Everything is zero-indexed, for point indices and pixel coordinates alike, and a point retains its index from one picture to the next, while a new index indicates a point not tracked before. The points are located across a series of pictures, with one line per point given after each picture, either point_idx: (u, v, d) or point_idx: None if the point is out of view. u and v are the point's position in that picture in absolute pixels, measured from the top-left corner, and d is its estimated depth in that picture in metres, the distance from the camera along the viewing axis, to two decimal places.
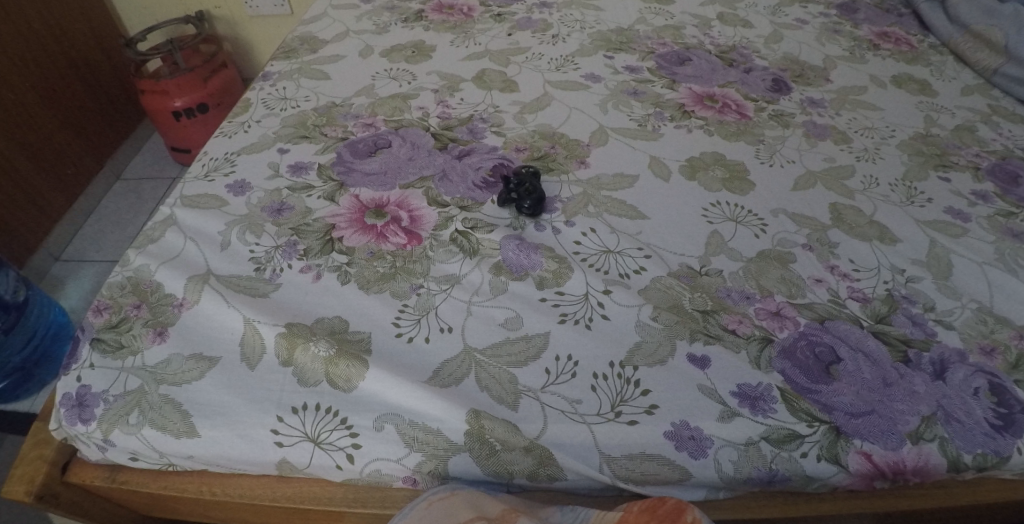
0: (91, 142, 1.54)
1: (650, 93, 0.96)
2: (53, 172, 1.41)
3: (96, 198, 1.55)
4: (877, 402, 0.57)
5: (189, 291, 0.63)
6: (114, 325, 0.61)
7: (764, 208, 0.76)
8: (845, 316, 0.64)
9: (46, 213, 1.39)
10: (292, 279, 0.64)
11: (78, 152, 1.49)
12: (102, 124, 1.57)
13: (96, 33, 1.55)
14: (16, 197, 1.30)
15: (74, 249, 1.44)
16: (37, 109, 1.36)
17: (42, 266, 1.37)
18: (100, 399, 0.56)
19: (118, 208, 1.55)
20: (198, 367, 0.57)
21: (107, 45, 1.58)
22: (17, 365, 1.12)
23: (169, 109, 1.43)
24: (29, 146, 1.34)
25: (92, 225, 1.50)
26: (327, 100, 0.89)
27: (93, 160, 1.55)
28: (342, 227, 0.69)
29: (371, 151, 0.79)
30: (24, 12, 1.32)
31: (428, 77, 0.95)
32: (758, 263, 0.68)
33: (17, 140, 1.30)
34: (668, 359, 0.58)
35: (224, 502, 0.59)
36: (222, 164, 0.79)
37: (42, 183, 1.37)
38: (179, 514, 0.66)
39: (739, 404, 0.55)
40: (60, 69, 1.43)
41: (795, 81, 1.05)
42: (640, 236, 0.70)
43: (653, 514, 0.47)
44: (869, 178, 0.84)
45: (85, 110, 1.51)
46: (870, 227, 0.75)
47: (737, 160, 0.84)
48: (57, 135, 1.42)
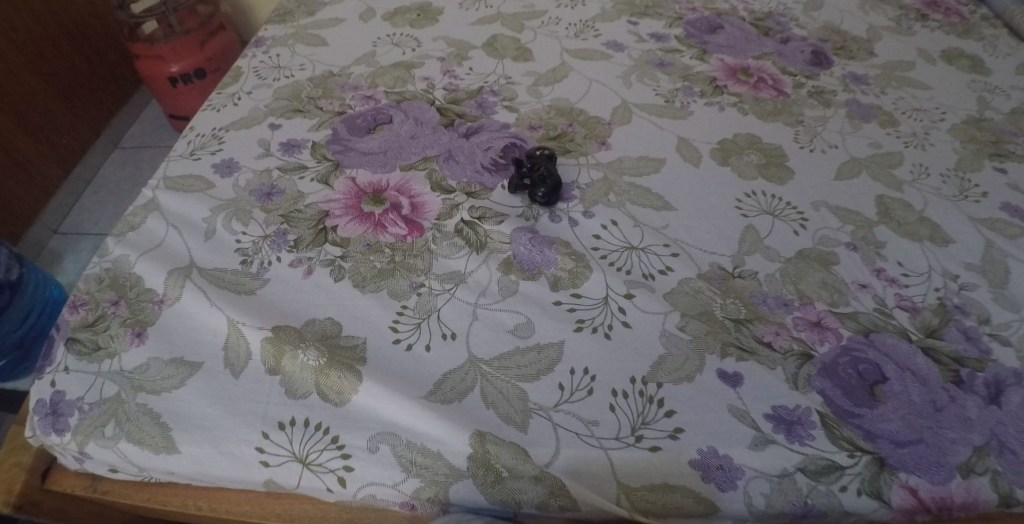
0: (86, 109, 1.45)
1: (678, 65, 0.87)
2: (46, 140, 1.33)
3: (94, 167, 1.48)
4: (925, 429, 0.52)
5: (169, 287, 0.57)
6: (91, 324, 0.56)
7: (803, 201, 0.69)
8: (892, 328, 0.58)
9: (40, 184, 1.33)
10: (281, 274, 0.58)
11: (73, 120, 1.41)
12: (99, 89, 1.48)
13: None
14: (7, 167, 1.24)
15: (72, 221, 1.39)
16: (27, 75, 1.27)
17: (39, 238, 1.32)
18: (74, 407, 0.52)
19: (117, 178, 1.48)
20: (178, 374, 0.52)
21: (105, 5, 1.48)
22: (15, 342, 1.06)
23: (165, 75, 1.34)
24: (20, 114, 1.26)
25: (89, 197, 1.44)
26: (324, 68, 0.81)
27: (89, 127, 1.47)
28: (336, 215, 0.63)
29: (371, 128, 0.72)
30: None
31: (435, 43, 0.86)
32: (796, 265, 0.62)
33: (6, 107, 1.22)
34: (696, 376, 0.52)
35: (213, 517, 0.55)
36: (209, 141, 0.72)
37: (35, 152, 1.31)
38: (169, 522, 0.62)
39: (774, 429, 0.50)
40: (49, 30, 1.32)
41: (836, 54, 0.95)
42: (666, 230, 0.64)
43: None
44: (918, 168, 0.76)
45: (82, 76, 1.42)
46: (920, 225, 0.68)
47: (774, 144, 0.76)
48: (49, 101, 1.33)
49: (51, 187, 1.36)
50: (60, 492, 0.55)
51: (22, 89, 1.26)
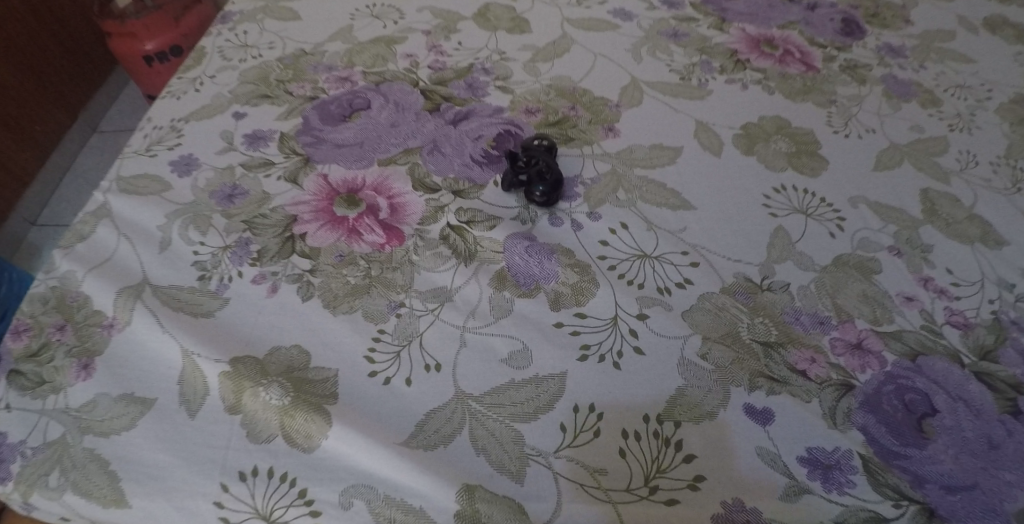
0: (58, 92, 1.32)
1: (694, 36, 0.78)
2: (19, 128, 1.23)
3: (71, 153, 1.37)
4: (981, 471, 0.45)
5: (119, 309, 0.50)
6: (34, 354, 0.49)
7: (838, 196, 0.60)
8: (941, 350, 0.51)
9: (15, 174, 1.23)
10: (242, 292, 0.51)
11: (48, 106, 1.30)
12: (73, 68, 1.35)
13: None
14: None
15: (51, 212, 1.30)
16: None
17: (16, 231, 1.24)
18: (15, 453, 0.45)
19: (97, 165, 1.38)
20: (129, 413, 0.46)
21: None
22: None
23: (138, 53, 1.18)
24: None
25: (69, 185, 1.34)
26: (295, 47, 0.72)
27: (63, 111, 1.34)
28: (305, 220, 0.55)
29: (346, 115, 0.63)
30: None
31: (420, 14, 0.77)
32: (833, 275, 0.54)
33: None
34: (718, 413, 0.45)
35: None
36: (167, 134, 0.64)
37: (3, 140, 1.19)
38: None
39: (809, 475, 0.43)
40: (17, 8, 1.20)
41: (869, 22, 0.85)
42: (685, 233, 0.55)
43: None
44: (964, 156, 0.68)
45: (53, 55, 1.29)
46: (969, 224, 0.60)
47: (803, 128, 0.67)
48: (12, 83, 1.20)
49: (26, 176, 1.26)
50: None
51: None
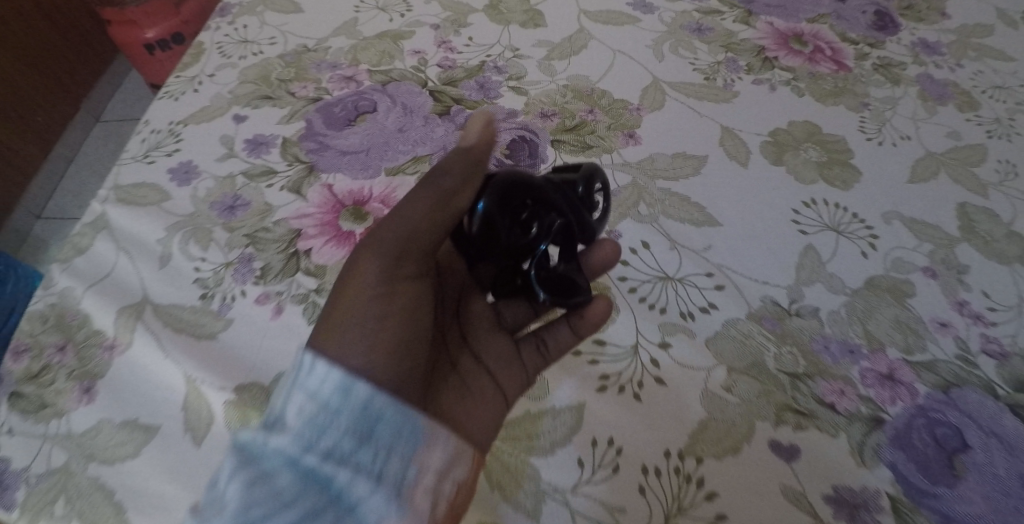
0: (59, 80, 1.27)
1: (719, 31, 0.74)
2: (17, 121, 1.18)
3: (74, 145, 1.33)
4: (1014, 512, 0.43)
5: (120, 329, 0.49)
6: (35, 376, 0.47)
7: (871, 212, 0.58)
8: (977, 380, 0.48)
9: (17, 166, 1.20)
10: (245, 313, 0.49)
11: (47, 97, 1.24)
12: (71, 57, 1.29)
13: None
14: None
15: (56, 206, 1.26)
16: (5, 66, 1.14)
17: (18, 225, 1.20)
18: (20, 480, 0.44)
19: (99, 154, 1.34)
20: (134, 441, 0.45)
21: None
22: None
23: (140, 42, 1.11)
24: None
25: (73, 178, 1.30)
26: (298, 41, 0.68)
27: (65, 102, 1.30)
28: (309, 235, 0.53)
29: (352, 118, 0.61)
30: None
31: (429, 5, 0.73)
32: (865, 298, 0.52)
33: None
34: (743, 448, 0.43)
35: None
36: (164, 138, 0.61)
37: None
38: None
39: (835, 515, 0.42)
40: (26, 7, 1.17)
41: (905, 15, 0.82)
42: (709, 252, 0.53)
43: None
44: (1006, 164, 0.64)
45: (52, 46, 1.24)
46: (1010, 242, 0.57)
47: (834, 135, 0.64)
48: (8, 70, 1.15)
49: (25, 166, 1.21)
50: None
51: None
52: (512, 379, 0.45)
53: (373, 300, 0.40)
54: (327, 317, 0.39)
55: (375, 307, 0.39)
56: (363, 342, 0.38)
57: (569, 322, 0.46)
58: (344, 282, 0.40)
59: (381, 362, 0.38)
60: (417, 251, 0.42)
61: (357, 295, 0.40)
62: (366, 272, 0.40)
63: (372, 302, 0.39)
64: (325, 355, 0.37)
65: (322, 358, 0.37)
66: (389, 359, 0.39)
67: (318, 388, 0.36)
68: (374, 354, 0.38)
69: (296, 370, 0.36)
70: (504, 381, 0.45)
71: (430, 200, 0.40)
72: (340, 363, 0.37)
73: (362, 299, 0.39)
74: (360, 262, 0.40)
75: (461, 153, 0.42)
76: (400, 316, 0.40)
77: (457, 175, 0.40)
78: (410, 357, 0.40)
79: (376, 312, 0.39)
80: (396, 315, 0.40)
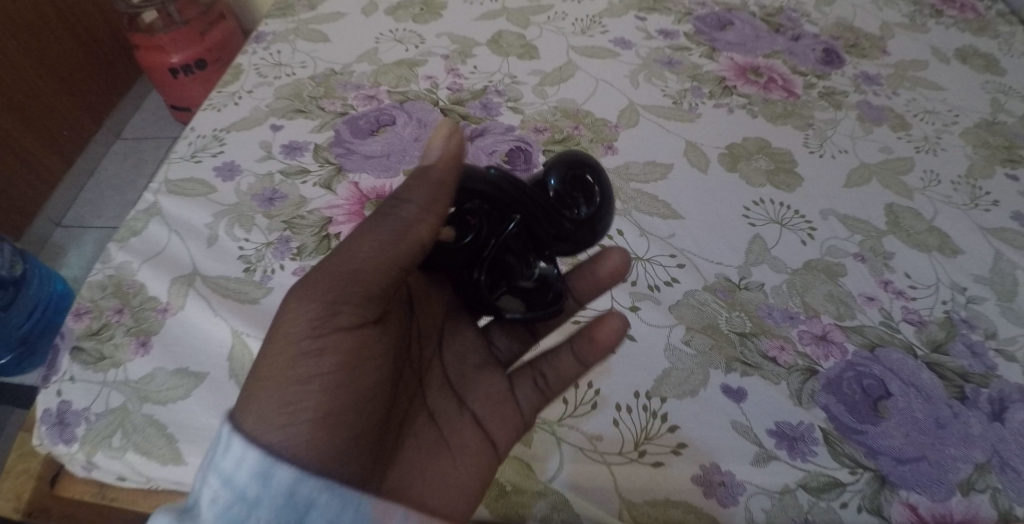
0: (85, 101, 1.48)
1: (686, 64, 0.86)
2: (49, 136, 1.37)
3: (95, 159, 1.52)
4: (929, 446, 0.52)
5: (173, 295, 0.58)
6: (95, 332, 0.56)
7: (811, 209, 0.68)
8: (898, 343, 0.57)
9: (46, 176, 1.37)
10: (284, 282, 0.58)
11: (76, 116, 1.45)
12: (97, 79, 1.51)
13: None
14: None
15: (75, 215, 1.43)
16: (46, 87, 1.35)
17: (43, 231, 1.37)
18: (81, 418, 0.52)
19: (118, 169, 1.54)
20: (184, 385, 0.53)
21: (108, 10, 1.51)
22: (22, 336, 1.11)
23: (165, 65, 1.38)
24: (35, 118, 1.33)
25: (92, 190, 1.48)
26: (326, 67, 0.80)
27: (88, 118, 1.49)
28: (339, 222, 0.63)
29: (374, 130, 0.71)
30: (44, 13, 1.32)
31: (439, 39, 0.85)
32: (804, 276, 0.61)
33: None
34: (700, 391, 0.52)
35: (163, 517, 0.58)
36: (210, 143, 0.71)
37: (26, 138, 1.30)
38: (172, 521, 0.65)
39: (776, 445, 0.50)
40: (63, 36, 1.39)
41: (849, 52, 0.93)
42: (673, 239, 0.63)
43: None
44: (929, 174, 0.75)
45: (81, 69, 1.45)
46: (929, 235, 0.67)
47: (782, 148, 0.75)
48: (49, 91, 1.36)
49: (53, 176, 1.39)
50: (66, 496, 0.57)
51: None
52: (503, 423, 0.49)
53: (299, 362, 0.39)
54: (253, 378, 0.39)
55: (309, 368, 0.39)
56: (283, 413, 0.38)
57: (574, 348, 0.50)
58: (271, 338, 0.39)
59: (309, 433, 0.38)
60: (363, 299, 0.40)
61: (286, 351, 0.39)
62: (299, 331, 0.39)
63: (299, 363, 0.39)
64: (255, 421, 0.38)
65: (241, 429, 0.37)
66: (315, 431, 0.39)
67: (234, 470, 0.36)
68: (297, 421, 0.38)
69: (212, 449, 0.38)
70: (493, 426, 0.49)
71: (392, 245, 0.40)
72: (260, 441, 0.37)
73: (287, 365, 0.39)
74: (288, 315, 0.39)
75: (433, 183, 0.40)
76: (330, 380, 0.39)
77: (419, 199, 0.40)
78: (343, 427, 0.40)
79: (314, 366, 0.39)
80: (325, 377, 0.39)
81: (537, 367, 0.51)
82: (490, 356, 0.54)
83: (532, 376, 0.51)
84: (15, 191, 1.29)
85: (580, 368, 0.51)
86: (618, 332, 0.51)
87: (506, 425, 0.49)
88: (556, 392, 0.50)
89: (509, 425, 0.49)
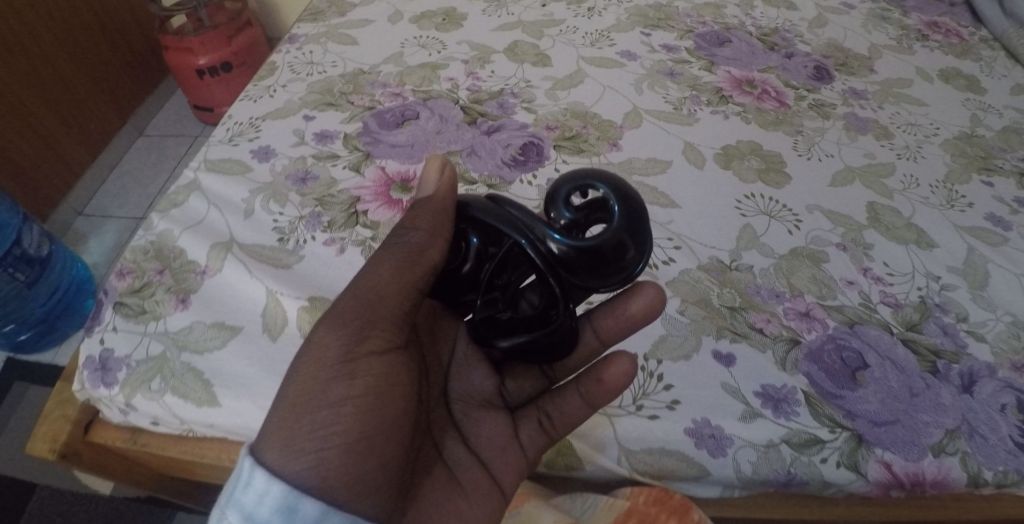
0: (113, 97, 1.57)
1: (687, 75, 0.92)
2: (77, 127, 1.45)
3: (119, 153, 1.59)
4: (903, 412, 0.56)
5: (211, 259, 0.63)
6: (137, 290, 0.62)
7: (798, 204, 0.74)
8: (876, 321, 0.62)
9: (71, 166, 1.44)
10: (316, 251, 0.64)
11: (103, 110, 1.53)
12: (125, 78, 1.60)
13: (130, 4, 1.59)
14: (24, 134, 1.30)
15: (97, 205, 1.49)
16: (76, 80, 1.44)
17: (65, 219, 1.42)
18: (122, 364, 0.57)
19: (140, 164, 1.59)
20: (220, 336, 0.58)
21: (138, 14, 1.62)
22: (40, 317, 1.20)
23: (192, 67, 1.47)
24: (65, 110, 1.41)
25: (114, 182, 1.55)
26: (354, 66, 0.87)
27: (115, 114, 1.58)
28: (367, 201, 0.68)
29: (399, 122, 0.78)
30: (79, 13, 1.43)
31: (459, 46, 0.92)
32: (790, 261, 0.67)
33: (9, 69, 1.26)
34: (693, 355, 0.57)
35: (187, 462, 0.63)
36: (246, 129, 0.78)
37: (55, 127, 1.38)
38: (190, 475, 0.70)
39: (762, 404, 0.55)
40: (94, 35, 1.49)
41: (838, 70, 0.98)
42: (671, 225, 0.69)
43: (664, 505, 0.52)
44: (909, 178, 0.80)
45: (110, 67, 1.55)
46: (907, 230, 0.72)
47: (773, 151, 0.81)
48: (79, 85, 1.45)
49: (78, 167, 1.46)
50: (99, 442, 0.63)
51: (25, 55, 1.29)
52: (507, 467, 0.53)
53: (327, 388, 0.41)
54: (278, 408, 0.40)
55: (337, 395, 0.41)
56: (316, 439, 0.39)
57: (584, 394, 0.51)
58: (297, 368, 0.41)
59: (339, 461, 0.40)
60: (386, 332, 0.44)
61: (312, 375, 0.41)
62: (329, 355, 0.42)
63: (327, 389, 0.41)
64: (277, 445, 0.39)
65: (268, 461, 0.39)
66: (346, 458, 0.40)
67: (258, 499, 0.38)
68: (329, 449, 0.39)
69: (235, 482, 0.39)
70: (497, 469, 0.53)
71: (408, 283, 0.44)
72: (286, 472, 0.39)
73: (314, 394, 0.40)
74: (317, 348, 0.42)
75: (438, 208, 0.45)
76: (359, 405, 0.41)
77: (425, 226, 0.45)
78: (375, 454, 0.41)
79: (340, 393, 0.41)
80: (354, 404, 0.41)
81: (543, 407, 0.54)
82: (495, 397, 0.56)
83: (537, 417, 0.54)
84: (42, 177, 1.36)
85: (588, 411, 0.52)
86: (628, 376, 0.50)
87: (510, 472, 0.53)
88: (561, 434, 0.53)
89: (512, 469, 0.53)
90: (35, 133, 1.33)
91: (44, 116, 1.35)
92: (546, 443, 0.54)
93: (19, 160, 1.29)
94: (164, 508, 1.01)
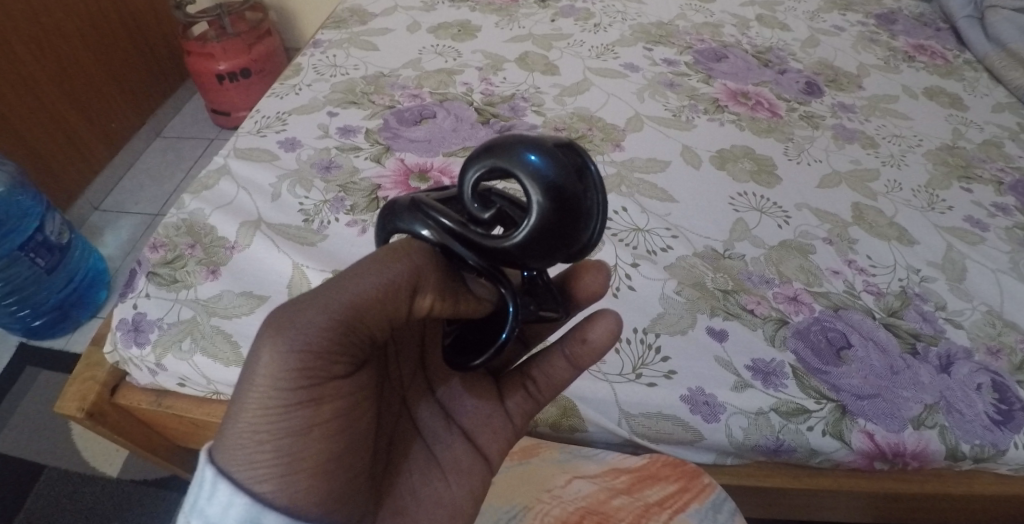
0: (133, 99, 1.64)
1: (686, 86, 0.97)
2: (99, 126, 1.51)
3: (137, 153, 1.65)
4: (884, 387, 0.60)
5: (240, 236, 0.68)
6: (170, 261, 0.66)
7: (788, 202, 0.79)
8: (859, 307, 0.67)
9: (90, 163, 1.50)
10: (339, 231, 0.69)
11: (124, 111, 1.60)
12: (146, 82, 1.68)
13: (156, 12, 1.68)
14: (50, 129, 1.37)
15: (113, 201, 1.54)
16: (101, 81, 1.51)
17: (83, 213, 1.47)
18: (155, 325, 0.62)
19: (157, 163, 1.65)
20: (248, 303, 0.62)
21: (162, 22, 1.70)
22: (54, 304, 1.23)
23: (212, 72, 1.54)
24: (89, 108, 1.48)
25: (131, 179, 1.60)
26: (375, 70, 0.93)
27: (135, 115, 1.65)
28: (387, 189, 0.74)
29: (417, 120, 0.83)
30: (105, 16, 1.50)
31: (474, 55, 0.98)
32: (779, 251, 0.72)
33: (40, 67, 1.33)
34: (689, 331, 0.62)
35: (206, 425, 0.67)
36: (274, 122, 0.83)
37: (78, 124, 1.44)
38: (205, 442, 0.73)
39: (752, 377, 0.59)
40: (120, 38, 1.56)
41: (828, 86, 1.03)
42: (669, 217, 0.74)
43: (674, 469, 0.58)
44: (892, 183, 0.85)
45: (133, 70, 1.62)
46: (889, 228, 0.77)
47: (766, 155, 0.86)
48: (104, 85, 1.52)
49: (97, 163, 1.52)
50: (124, 404, 0.67)
51: (55, 55, 1.37)
52: (494, 435, 0.48)
53: (287, 416, 0.34)
54: (232, 429, 0.35)
55: (301, 421, 0.35)
56: (278, 464, 0.35)
57: (567, 357, 0.47)
58: (244, 388, 0.34)
59: (311, 487, 0.36)
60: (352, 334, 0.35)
61: (251, 379, 0.33)
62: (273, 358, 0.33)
63: (289, 417, 0.34)
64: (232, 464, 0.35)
65: (229, 477, 0.35)
66: (317, 480, 0.36)
67: (222, 514, 0.34)
68: (296, 474, 0.35)
69: (197, 493, 0.35)
70: (483, 438, 0.48)
71: (384, 279, 0.35)
72: (254, 493, 0.35)
73: (270, 418, 0.34)
74: (264, 369, 0.33)
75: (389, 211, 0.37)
76: (328, 426, 0.36)
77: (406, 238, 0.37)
78: (346, 466, 0.38)
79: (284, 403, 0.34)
80: (325, 424, 0.36)
81: (526, 371, 0.49)
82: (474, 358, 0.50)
83: (521, 383, 0.49)
84: (64, 172, 1.42)
85: (573, 371, 0.48)
86: (612, 335, 0.45)
87: (498, 439, 0.48)
88: (547, 396, 0.49)
89: (499, 436, 0.48)
90: (60, 128, 1.39)
91: (69, 114, 1.42)
92: (532, 407, 0.49)
93: (45, 154, 1.35)
94: (170, 491, 1.04)
